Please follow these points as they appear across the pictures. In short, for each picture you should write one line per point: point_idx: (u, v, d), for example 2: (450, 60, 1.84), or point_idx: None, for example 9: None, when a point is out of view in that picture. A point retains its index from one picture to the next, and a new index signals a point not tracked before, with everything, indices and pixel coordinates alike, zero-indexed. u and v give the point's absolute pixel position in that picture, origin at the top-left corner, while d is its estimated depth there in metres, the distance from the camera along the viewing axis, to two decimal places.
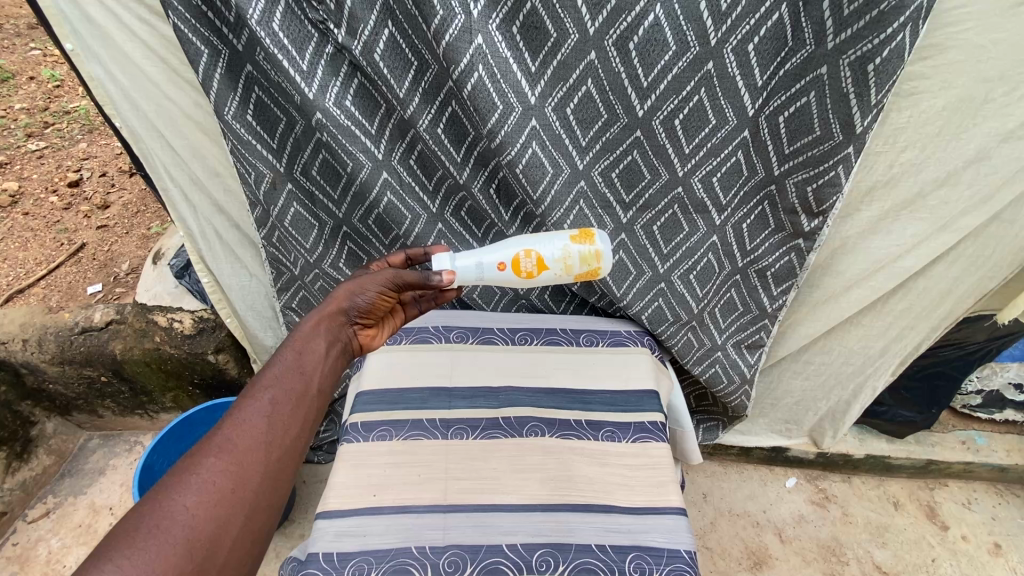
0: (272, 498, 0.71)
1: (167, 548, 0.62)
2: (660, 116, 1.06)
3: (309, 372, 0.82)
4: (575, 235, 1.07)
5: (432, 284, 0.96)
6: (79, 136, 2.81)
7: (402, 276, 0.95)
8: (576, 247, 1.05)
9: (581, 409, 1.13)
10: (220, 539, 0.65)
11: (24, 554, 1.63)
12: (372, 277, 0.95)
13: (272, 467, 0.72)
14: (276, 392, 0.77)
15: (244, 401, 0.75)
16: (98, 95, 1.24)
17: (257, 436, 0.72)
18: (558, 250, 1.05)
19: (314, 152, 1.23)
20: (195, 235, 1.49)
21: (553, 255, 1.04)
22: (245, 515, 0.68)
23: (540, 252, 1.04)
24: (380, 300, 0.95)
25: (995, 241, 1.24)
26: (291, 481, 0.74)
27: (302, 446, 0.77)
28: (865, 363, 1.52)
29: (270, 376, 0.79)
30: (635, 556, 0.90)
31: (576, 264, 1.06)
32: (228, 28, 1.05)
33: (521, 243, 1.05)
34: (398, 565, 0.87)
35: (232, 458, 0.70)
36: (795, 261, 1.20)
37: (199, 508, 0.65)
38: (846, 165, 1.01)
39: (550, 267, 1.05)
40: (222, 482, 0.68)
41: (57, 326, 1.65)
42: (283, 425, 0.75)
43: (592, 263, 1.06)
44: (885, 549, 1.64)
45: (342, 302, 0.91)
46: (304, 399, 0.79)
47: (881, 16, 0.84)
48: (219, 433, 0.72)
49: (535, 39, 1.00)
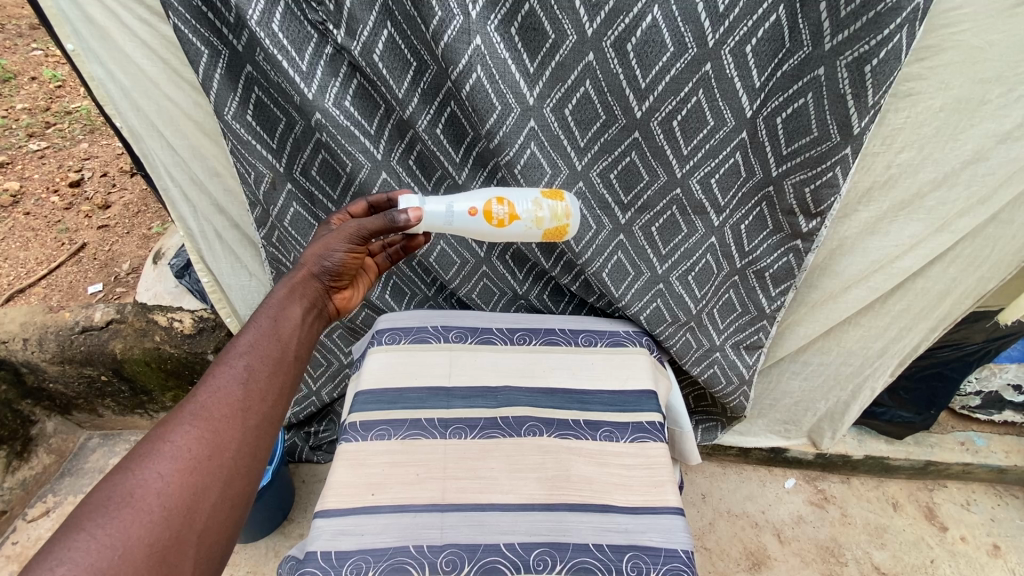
0: (250, 464, 0.74)
1: (144, 516, 0.63)
2: (658, 116, 1.06)
3: (284, 342, 0.86)
4: (544, 194, 1.08)
5: (398, 224, 0.97)
6: (79, 136, 2.82)
7: (365, 229, 0.98)
8: (548, 203, 1.07)
9: (579, 409, 1.13)
10: (197, 506, 0.67)
11: (24, 553, 1.64)
12: (337, 235, 0.98)
13: (250, 433, 0.75)
14: (251, 360, 0.80)
15: (219, 370, 0.78)
16: (97, 95, 1.24)
17: (232, 403, 0.75)
18: (530, 200, 1.07)
19: (314, 152, 1.23)
20: (195, 235, 1.50)
21: (525, 208, 1.06)
22: (223, 481, 0.70)
23: (512, 204, 1.05)
24: (350, 258, 1.00)
25: (993, 241, 1.24)
26: (269, 447, 0.77)
27: (278, 412, 0.80)
28: (864, 364, 1.53)
29: (245, 346, 0.82)
30: (633, 556, 0.90)
31: (546, 217, 1.07)
32: (227, 28, 1.05)
33: (493, 193, 1.06)
34: (396, 564, 0.87)
35: (207, 424, 0.72)
36: (794, 262, 1.20)
37: (175, 476, 0.67)
38: (843, 166, 1.01)
39: (522, 217, 1.06)
40: (199, 449, 0.70)
41: (57, 325, 1.66)
42: (259, 393, 0.78)
43: (560, 217, 1.07)
44: (883, 550, 1.64)
45: (313, 266, 0.97)
46: (280, 368, 0.83)
47: (877, 18, 0.85)
48: (193, 401, 0.74)
49: (533, 40, 1.01)
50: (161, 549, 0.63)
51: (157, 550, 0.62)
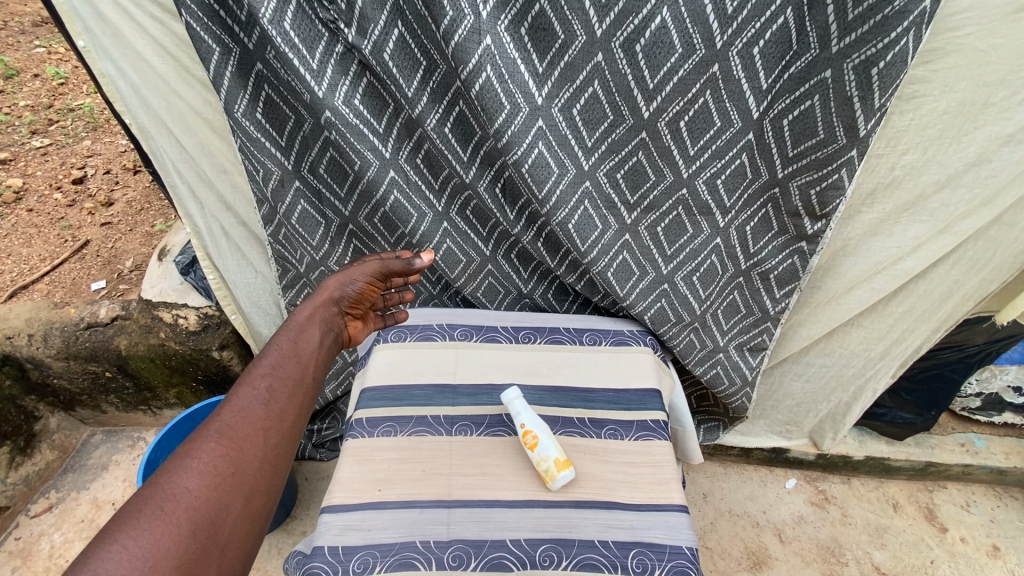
0: (270, 482, 0.74)
1: (171, 529, 0.63)
2: (666, 117, 1.07)
3: (302, 364, 0.89)
4: (558, 459, 0.98)
5: (414, 268, 1.14)
6: (83, 133, 2.83)
7: (386, 267, 1.12)
8: (552, 463, 0.98)
9: (584, 407, 1.14)
10: (220, 521, 0.67)
11: (26, 549, 1.63)
12: (357, 268, 1.09)
13: (270, 451, 0.76)
14: (271, 381, 0.83)
15: (241, 391, 0.80)
16: (107, 91, 1.25)
17: (255, 423, 0.76)
18: (556, 448, 1.00)
19: (322, 150, 1.24)
20: (202, 232, 1.51)
21: (545, 449, 0.99)
22: (244, 497, 0.70)
23: (540, 442, 1.00)
24: (367, 291, 1.10)
25: (995, 243, 1.25)
26: (287, 465, 0.78)
27: (297, 432, 0.81)
28: (866, 366, 1.54)
29: (266, 367, 0.85)
30: (637, 552, 0.91)
31: (546, 459, 0.98)
32: (239, 27, 1.06)
33: (543, 424, 1.03)
34: (403, 559, 0.88)
35: (231, 442, 0.73)
36: (798, 264, 1.22)
37: (199, 490, 0.67)
38: (848, 169, 1.03)
39: (531, 451, 0.99)
40: (222, 466, 0.70)
41: (63, 321, 1.66)
42: (278, 412, 0.80)
43: (547, 472, 0.98)
44: (883, 550, 1.64)
45: (333, 293, 1.05)
46: (298, 390, 0.85)
47: (885, 21, 0.85)
48: (217, 420, 0.75)
49: (542, 40, 1.02)
50: (186, 562, 0.62)
51: (185, 562, 0.62)
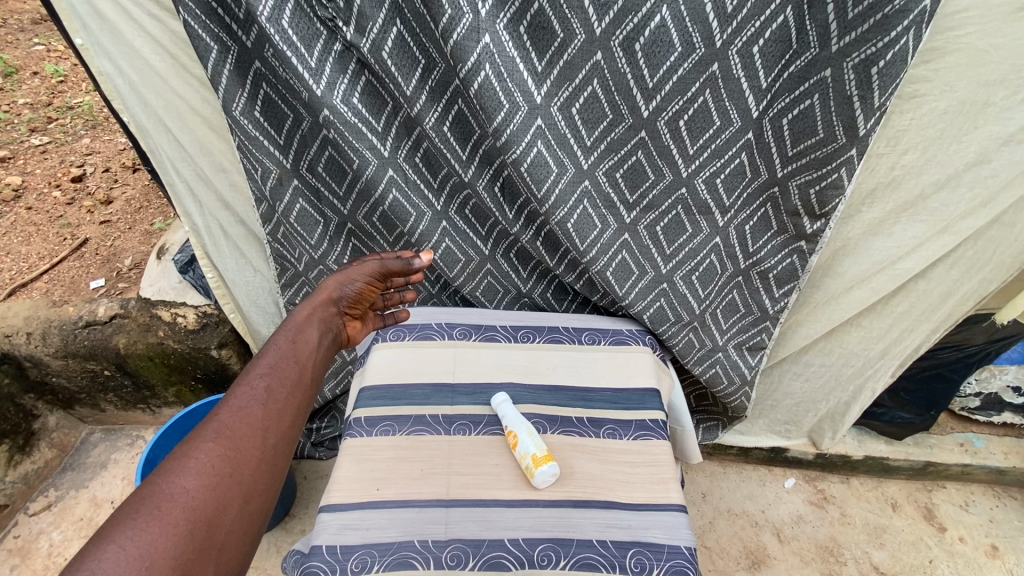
0: (268, 482, 0.74)
1: (170, 529, 0.63)
2: (665, 116, 1.07)
3: (301, 364, 0.89)
4: (537, 455, 0.99)
5: (413, 268, 1.14)
6: (82, 131, 2.83)
7: (385, 267, 1.12)
8: (531, 458, 0.99)
9: (583, 406, 1.13)
10: (218, 521, 0.66)
11: (25, 547, 1.63)
12: (356, 268, 1.09)
13: (268, 450, 0.76)
14: (270, 381, 0.83)
15: (239, 391, 0.80)
16: (105, 90, 1.25)
17: (253, 422, 0.76)
18: (535, 444, 1.00)
19: (321, 149, 1.24)
20: (200, 230, 1.51)
21: (525, 446, 1.00)
22: (243, 497, 0.70)
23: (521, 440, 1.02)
24: (366, 291, 1.10)
25: (995, 243, 1.25)
26: (286, 465, 0.77)
27: (296, 431, 0.81)
28: (865, 366, 1.54)
29: (265, 367, 0.85)
30: (635, 552, 0.91)
31: (526, 454, 1.00)
32: (237, 25, 1.06)
33: (525, 423, 1.05)
34: (401, 558, 0.88)
35: (229, 441, 0.73)
36: (798, 263, 1.22)
37: (197, 490, 0.67)
38: (848, 168, 1.02)
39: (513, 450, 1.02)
40: (221, 466, 0.70)
41: (62, 319, 1.66)
42: (277, 412, 0.80)
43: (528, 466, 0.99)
44: (882, 550, 1.64)
45: (332, 293, 1.05)
46: (297, 390, 0.85)
47: (885, 20, 0.85)
48: (215, 420, 0.75)
49: (541, 39, 1.01)
50: (185, 562, 0.62)
51: (183, 562, 0.62)
